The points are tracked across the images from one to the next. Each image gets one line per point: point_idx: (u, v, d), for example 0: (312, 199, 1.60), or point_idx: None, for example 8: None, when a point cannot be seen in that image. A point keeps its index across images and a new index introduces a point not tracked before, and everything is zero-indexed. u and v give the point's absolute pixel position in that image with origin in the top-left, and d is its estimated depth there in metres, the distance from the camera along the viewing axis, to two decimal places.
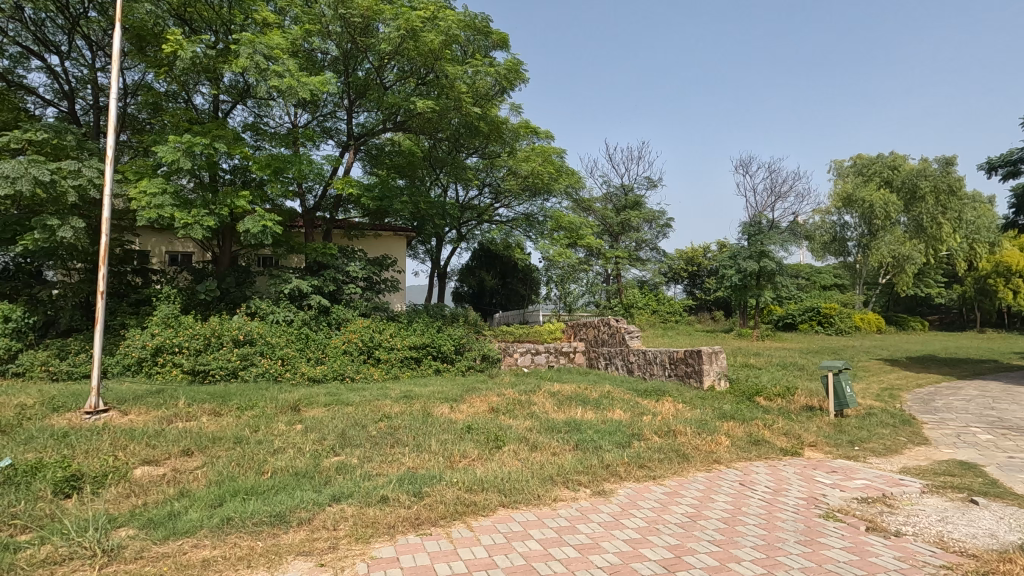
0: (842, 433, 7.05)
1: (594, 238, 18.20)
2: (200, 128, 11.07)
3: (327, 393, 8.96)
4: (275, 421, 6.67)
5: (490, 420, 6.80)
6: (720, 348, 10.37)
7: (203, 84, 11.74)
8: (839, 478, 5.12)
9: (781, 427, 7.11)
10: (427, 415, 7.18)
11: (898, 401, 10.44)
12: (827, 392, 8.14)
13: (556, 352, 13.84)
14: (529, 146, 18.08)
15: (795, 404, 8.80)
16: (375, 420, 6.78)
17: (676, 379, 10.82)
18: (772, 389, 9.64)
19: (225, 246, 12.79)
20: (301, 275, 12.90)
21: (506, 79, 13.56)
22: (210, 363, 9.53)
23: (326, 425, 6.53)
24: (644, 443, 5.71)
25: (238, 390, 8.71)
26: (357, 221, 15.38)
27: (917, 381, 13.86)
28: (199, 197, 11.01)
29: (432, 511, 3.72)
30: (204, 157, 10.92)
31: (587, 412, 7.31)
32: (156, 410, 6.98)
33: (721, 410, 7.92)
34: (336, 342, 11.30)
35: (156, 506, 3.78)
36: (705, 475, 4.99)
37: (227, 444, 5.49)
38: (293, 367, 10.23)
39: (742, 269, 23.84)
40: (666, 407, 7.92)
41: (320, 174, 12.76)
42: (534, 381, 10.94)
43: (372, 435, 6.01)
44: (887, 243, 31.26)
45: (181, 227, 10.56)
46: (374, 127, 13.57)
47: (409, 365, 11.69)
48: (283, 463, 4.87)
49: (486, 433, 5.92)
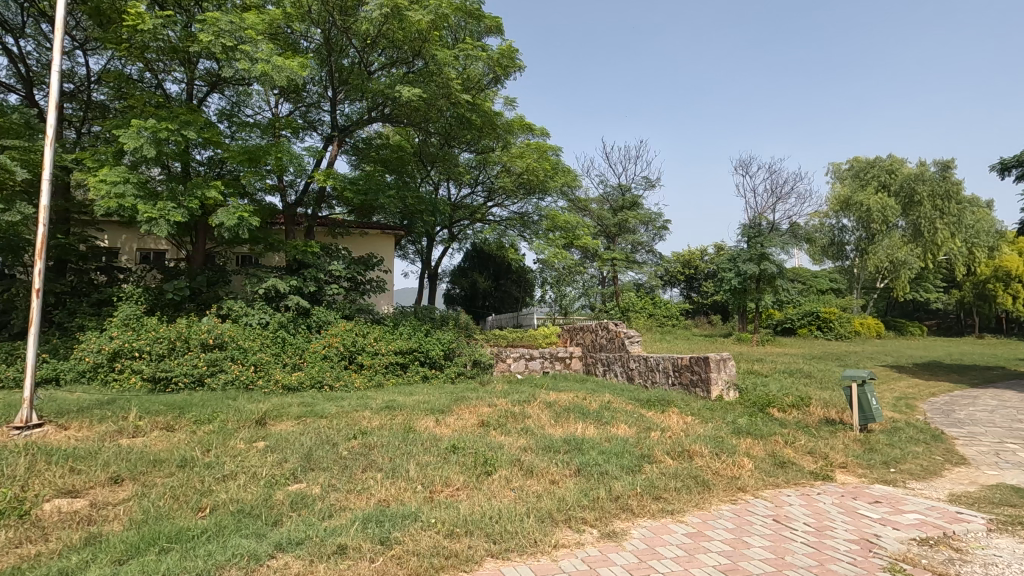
0: (872, 452, 6.31)
1: (591, 239, 17.29)
2: (167, 112, 10.18)
3: (302, 404, 8.14)
4: (233, 437, 5.85)
5: (479, 436, 6.02)
6: (729, 354, 9.67)
7: (175, 68, 10.96)
8: (886, 510, 4.37)
9: (804, 445, 6.37)
10: (408, 430, 6.39)
11: (918, 413, 9.73)
12: (851, 404, 7.39)
13: (551, 357, 13.11)
14: (523, 142, 17.27)
15: (813, 416, 8.05)
16: (348, 437, 5.97)
17: (681, 388, 10.10)
18: (785, 399, 8.92)
19: (198, 242, 11.91)
20: (279, 274, 12.08)
21: (498, 65, 12.59)
22: (173, 370, 8.66)
23: (292, 442, 5.71)
24: (656, 466, 4.94)
25: (201, 399, 7.88)
26: (342, 218, 14.61)
27: (929, 390, 13.14)
28: (166, 188, 10.15)
29: (400, 567, 2.93)
30: (173, 146, 10.09)
31: (588, 427, 6.53)
32: (100, 425, 6.13)
33: (735, 424, 7.16)
34: (315, 346, 10.49)
35: (48, 561, 2.96)
36: (731, 508, 4.22)
37: (170, 469, 4.66)
38: (267, 373, 9.40)
39: (741, 272, 23.23)
40: (675, 421, 7.16)
41: (300, 165, 11.93)
42: (529, 389, 10.18)
43: (343, 457, 5.20)
44: (886, 247, 30.81)
45: (145, 221, 9.67)
46: (360, 118, 12.88)
47: (395, 371, 10.93)
48: (228, 494, 4.04)
49: (474, 455, 5.13)
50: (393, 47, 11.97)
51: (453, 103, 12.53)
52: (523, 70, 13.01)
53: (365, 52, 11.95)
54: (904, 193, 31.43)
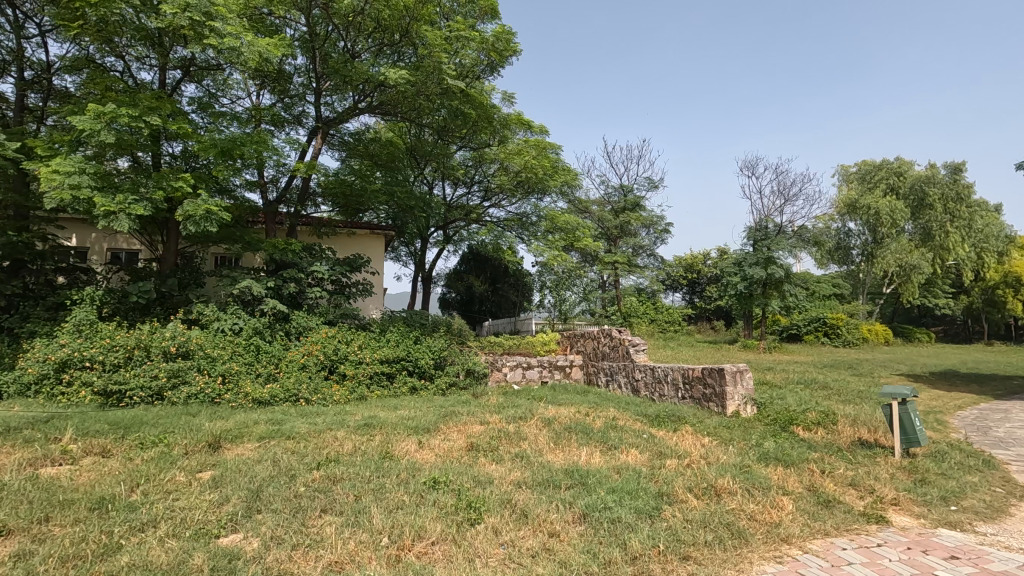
0: (924, 484, 5.37)
1: (592, 242, 16.48)
2: (127, 96, 9.21)
3: (269, 421, 7.21)
4: (171, 467, 4.96)
5: (465, 466, 5.12)
6: (745, 366, 8.79)
7: (143, 51, 10.23)
8: (971, 573, 3.45)
9: (844, 474, 5.48)
10: (384, 457, 5.51)
11: (953, 431, 8.83)
12: (891, 425, 6.51)
13: (551, 366, 12.22)
14: (522, 139, 16.28)
15: (844, 438, 7.14)
16: (311, 467, 5.07)
17: (692, 402, 9.22)
18: (808, 416, 8.04)
19: (168, 241, 10.98)
20: (256, 275, 11.19)
21: (492, 48, 11.71)
22: (128, 382, 7.76)
23: (242, 473, 4.83)
24: (679, 509, 4.05)
25: (154, 416, 6.96)
26: (329, 217, 13.77)
27: (956, 403, 12.25)
28: (129, 180, 9.26)
29: None
30: (137, 134, 9.19)
31: (592, 454, 5.62)
32: (21, 450, 5.23)
33: (760, 448, 6.27)
34: (293, 355, 9.61)
35: None
36: (778, 571, 3.32)
37: (79, 512, 3.79)
38: (236, 387, 8.50)
39: (747, 276, 22.36)
40: (690, 444, 6.28)
41: (278, 158, 11.15)
42: (526, 402, 9.31)
43: (297, 495, 4.29)
44: (894, 251, 29.91)
45: (102, 215, 8.76)
46: (347, 111, 12.07)
47: (380, 382, 10.03)
48: (133, 555, 3.16)
49: (455, 494, 4.22)
50: (379, 30, 11.28)
51: (445, 91, 11.73)
52: (518, 54, 12.09)
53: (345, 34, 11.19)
54: (914, 196, 30.82)
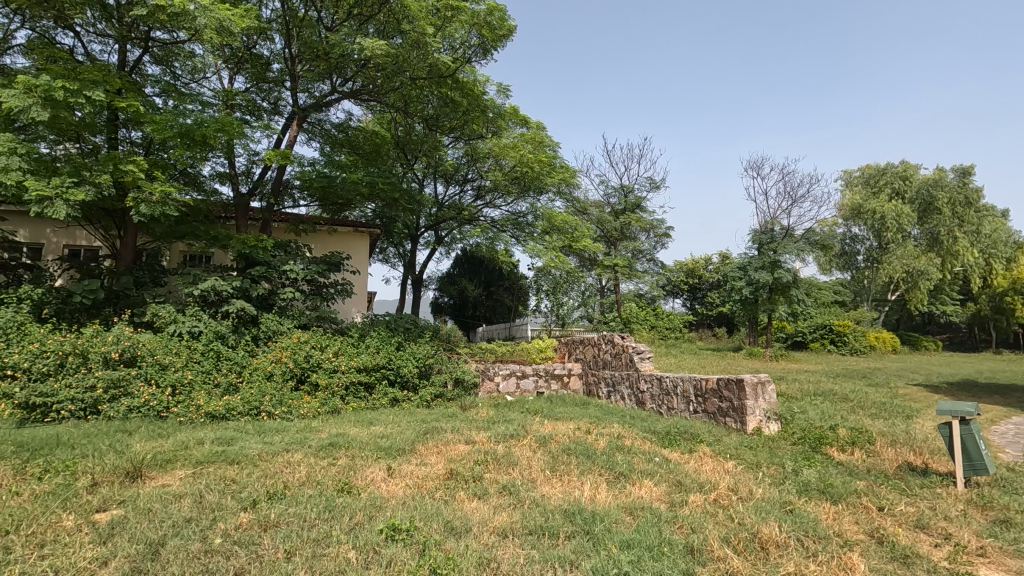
0: (1010, 526, 4.31)
1: (592, 241, 15.48)
2: (70, 69, 8.20)
3: (217, 441, 6.15)
4: (62, 505, 3.90)
5: (439, 505, 4.07)
6: (767, 377, 7.75)
7: (98, 23, 9.27)
8: None
9: (907, 513, 4.45)
10: (340, 491, 4.45)
11: (1001, 450, 7.78)
12: (949, 449, 5.50)
13: (547, 375, 11.18)
14: (517, 133, 15.33)
15: (889, 461, 6.09)
16: (243, 507, 4.01)
17: (705, 417, 8.20)
18: (841, 434, 7.02)
19: (126, 235, 9.97)
20: (222, 274, 10.15)
21: (484, 26, 10.73)
22: (56, 394, 6.71)
23: (150, 515, 3.75)
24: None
25: (77, 434, 5.88)
26: (308, 214, 12.76)
27: (988, 417, 11.21)
28: (71, 164, 8.22)
29: None
30: (80, 111, 8.13)
31: (598, 487, 4.57)
32: None
33: (796, 476, 5.25)
34: (259, 362, 8.56)
35: None
36: None
37: None
38: (188, 399, 7.43)
39: (752, 281, 21.36)
40: (711, 471, 5.26)
41: (249, 145, 10.11)
42: (518, 416, 8.28)
43: (207, 551, 3.21)
44: (900, 257, 29.06)
45: (36, 202, 7.70)
46: (324, 97, 11.13)
47: (357, 393, 8.97)
48: None
49: (415, 553, 3.15)
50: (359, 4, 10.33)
51: (432, 71, 10.74)
52: (512, 34, 11.12)
53: (311, 3, 10.34)
54: (920, 201, 30.09)
